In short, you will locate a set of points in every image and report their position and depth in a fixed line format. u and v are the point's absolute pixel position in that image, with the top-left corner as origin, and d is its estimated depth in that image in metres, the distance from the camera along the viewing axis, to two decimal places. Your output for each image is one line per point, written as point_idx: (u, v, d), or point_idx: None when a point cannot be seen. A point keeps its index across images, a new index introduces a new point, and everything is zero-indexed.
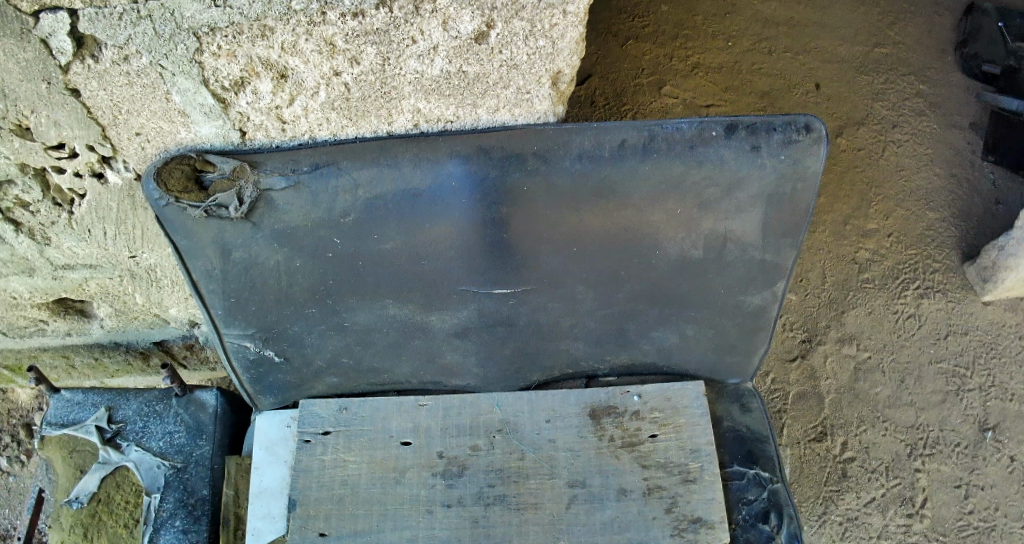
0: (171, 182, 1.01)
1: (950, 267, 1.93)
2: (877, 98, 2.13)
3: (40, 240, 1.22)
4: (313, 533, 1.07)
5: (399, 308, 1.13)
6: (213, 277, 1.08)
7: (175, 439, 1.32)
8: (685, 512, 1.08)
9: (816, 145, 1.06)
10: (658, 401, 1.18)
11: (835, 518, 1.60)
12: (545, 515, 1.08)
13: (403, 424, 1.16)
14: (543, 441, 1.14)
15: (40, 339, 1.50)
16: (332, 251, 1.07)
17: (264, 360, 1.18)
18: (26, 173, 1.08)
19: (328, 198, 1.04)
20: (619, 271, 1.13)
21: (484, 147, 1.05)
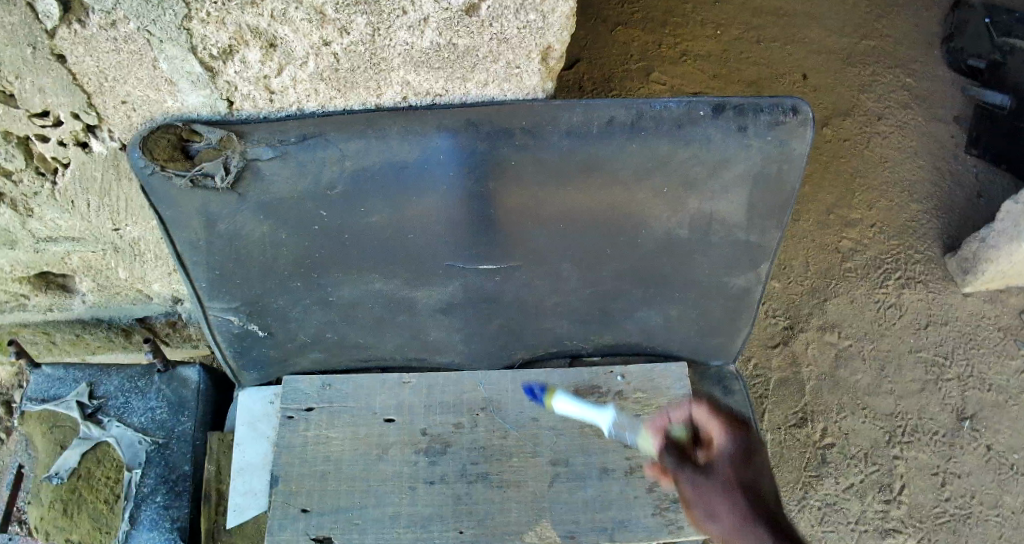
0: (157, 150, 1.01)
1: (932, 258, 1.95)
2: (864, 89, 2.16)
3: (22, 212, 1.20)
4: (295, 509, 1.07)
5: (385, 282, 1.13)
6: (198, 248, 1.07)
7: (157, 415, 1.32)
8: (667, 492, 1.09)
9: (804, 127, 1.08)
10: (641, 381, 1.19)
11: (814, 503, 1.62)
12: (528, 493, 1.08)
13: (386, 401, 1.16)
14: (526, 420, 1.14)
15: (20, 315, 1.48)
16: (318, 223, 1.07)
17: (248, 334, 1.17)
18: (9, 142, 1.06)
19: (315, 169, 1.04)
20: (604, 249, 1.14)
21: (473, 120, 1.05)
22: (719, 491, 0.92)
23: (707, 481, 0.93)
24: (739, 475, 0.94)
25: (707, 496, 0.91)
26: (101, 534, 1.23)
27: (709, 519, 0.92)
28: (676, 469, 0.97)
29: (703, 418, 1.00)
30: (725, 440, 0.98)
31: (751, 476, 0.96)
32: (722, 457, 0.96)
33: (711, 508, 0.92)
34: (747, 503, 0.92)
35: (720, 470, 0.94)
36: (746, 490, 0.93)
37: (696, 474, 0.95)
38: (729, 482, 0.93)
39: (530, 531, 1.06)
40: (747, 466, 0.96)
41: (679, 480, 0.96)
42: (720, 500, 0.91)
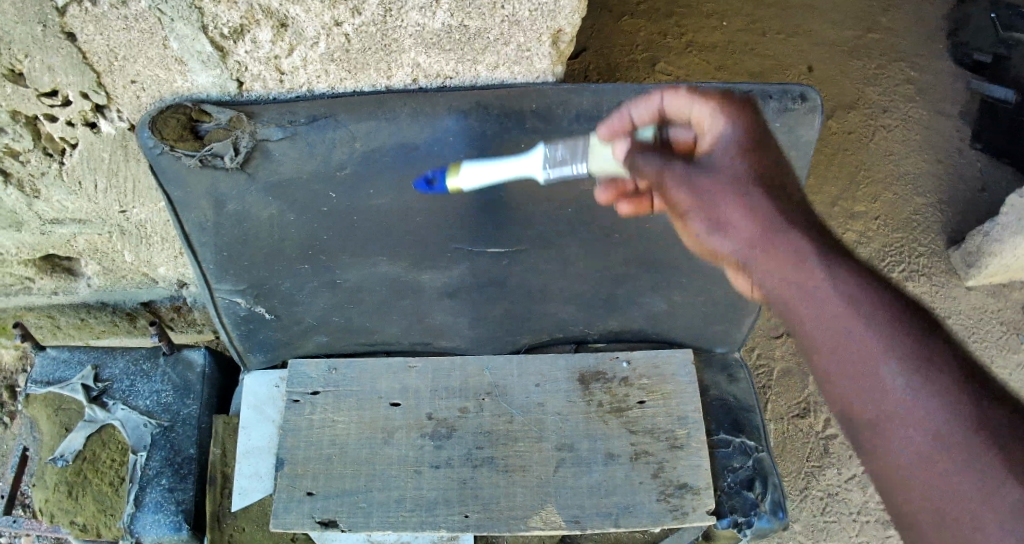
0: (166, 130, 1.03)
1: (935, 252, 1.96)
2: (869, 83, 2.16)
3: (29, 193, 1.20)
4: (300, 492, 1.07)
5: (393, 264, 1.16)
6: (206, 229, 1.09)
7: (162, 398, 1.32)
8: (671, 478, 1.09)
9: (811, 114, 1.11)
10: (646, 367, 1.17)
11: (817, 493, 1.68)
12: (533, 477, 1.08)
13: (391, 385, 1.15)
14: (531, 405, 1.13)
15: (25, 298, 1.49)
16: (326, 205, 1.11)
17: (255, 317, 1.17)
18: (17, 122, 1.06)
19: (325, 149, 1.09)
20: (612, 233, 1.18)
21: (483, 102, 1.09)
22: (719, 177, 0.77)
23: (706, 175, 0.78)
24: (746, 157, 0.79)
25: (708, 197, 0.77)
26: (106, 516, 1.24)
27: (710, 228, 0.79)
28: (660, 168, 0.82)
29: (684, 101, 0.90)
30: (723, 130, 0.83)
31: (759, 159, 0.80)
32: (721, 152, 0.81)
33: (714, 203, 0.77)
34: (766, 198, 0.75)
35: (717, 163, 0.79)
36: (769, 188, 0.78)
37: (687, 169, 0.79)
38: (743, 174, 0.77)
39: (535, 516, 1.06)
40: (752, 149, 0.80)
41: (667, 185, 0.80)
42: (730, 196, 0.76)
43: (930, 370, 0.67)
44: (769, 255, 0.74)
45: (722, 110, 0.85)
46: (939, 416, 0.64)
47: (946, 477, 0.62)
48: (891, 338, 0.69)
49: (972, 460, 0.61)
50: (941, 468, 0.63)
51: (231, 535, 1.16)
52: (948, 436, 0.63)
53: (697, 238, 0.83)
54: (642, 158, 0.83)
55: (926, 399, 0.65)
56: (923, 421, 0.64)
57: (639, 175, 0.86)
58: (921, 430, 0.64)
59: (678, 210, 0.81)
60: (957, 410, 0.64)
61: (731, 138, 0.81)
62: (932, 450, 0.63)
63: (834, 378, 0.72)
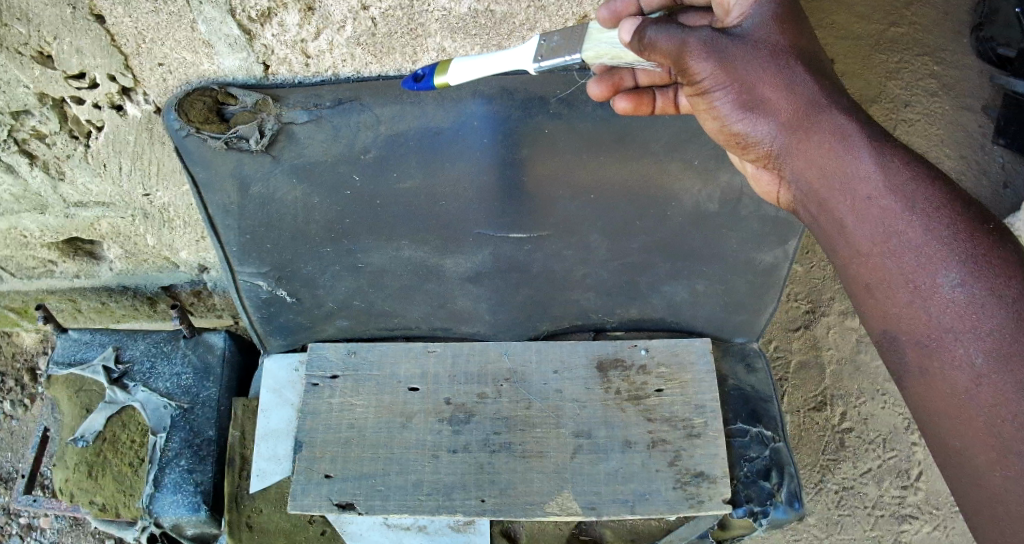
0: (193, 113, 1.11)
1: None
2: (891, 77, 2.14)
3: (54, 175, 1.22)
4: (318, 475, 1.08)
5: (415, 249, 1.18)
6: (230, 211, 1.14)
7: (182, 381, 1.33)
8: (687, 466, 1.09)
9: None
10: (665, 356, 1.17)
11: (831, 486, 1.71)
12: (550, 463, 1.08)
13: (410, 370, 1.15)
14: (549, 391, 1.13)
15: (48, 281, 1.56)
16: (351, 188, 1.16)
17: (276, 299, 1.18)
18: (45, 104, 1.07)
19: (350, 132, 1.16)
20: (633, 220, 1.20)
21: (508, 88, 1.20)
22: (751, 51, 0.77)
23: (736, 50, 0.77)
24: (779, 37, 0.78)
25: (736, 74, 0.77)
26: (124, 496, 1.26)
27: (737, 109, 0.80)
28: (682, 41, 0.78)
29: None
30: (754, 9, 0.80)
31: (791, 38, 0.79)
32: (751, 30, 0.79)
33: (746, 80, 0.77)
34: (801, 82, 0.76)
35: (748, 38, 0.78)
36: (804, 65, 0.77)
37: (716, 42, 0.77)
38: (777, 51, 0.77)
39: (551, 501, 1.06)
40: (784, 29, 0.79)
41: (690, 59, 0.78)
42: (762, 74, 0.76)
43: (979, 264, 0.65)
44: (808, 133, 0.75)
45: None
46: (988, 310, 0.63)
47: (992, 374, 0.62)
48: (936, 228, 0.67)
49: (1019, 356, 0.61)
50: (986, 364, 0.63)
51: (249, 517, 1.17)
52: (994, 336, 0.62)
53: (725, 120, 0.83)
54: (654, 31, 0.79)
55: (972, 292, 0.64)
56: (971, 318, 0.64)
57: (651, 54, 0.81)
58: (969, 328, 0.64)
59: (705, 90, 0.81)
60: (1005, 303, 0.63)
61: (763, 16, 0.79)
62: (978, 347, 0.63)
63: (873, 268, 0.71)
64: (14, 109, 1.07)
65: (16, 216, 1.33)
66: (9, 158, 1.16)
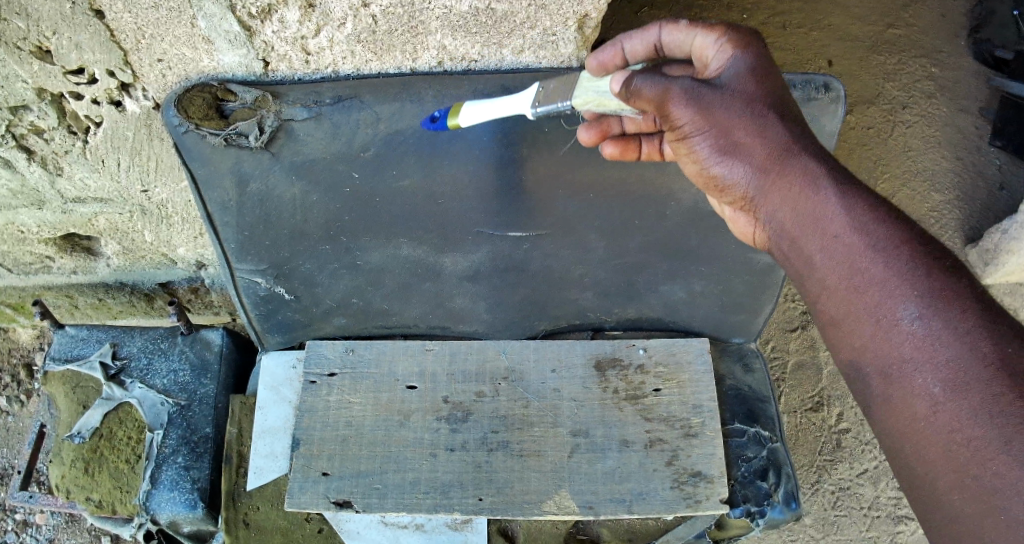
0: (192, 109, 1.09)
1: (952, 249, 1.98)
2: (889, 78, 2.14)
3: (52, 171, 1.21)
4: (316, 473, 1.08)
5: (414, 247, 1.18)
6: (229, 209, 1.14)
7: (180, 377, 1.33)
8: (684, 466, 1.09)
9: (833, 104, 1.16)
10: (663, 355, 1.17)
11: (828, 487, 1.71)
12: (548, 462, 1.08)
13: (408, 368, 1.15)
14: (547, 390, 1.13)
15: (44, 277, 1.56)
16: (350, 186, 1.15)
17: (274, 297, 1.19)
18: (43, 99, 1.07)
19: (349, 131, 1.13)
20: (632, 220, 1.20)
21: (509, 85, 1.12)
22: (730, 100, 0.81)
23: (716, 98, 0.81)
24: (756, 87, 0.83)
25: (717, 121, 0.81)
26: (122, 492, 1.25)
27: (718, 153, 0.84)
28: (664, 89, 0.82)
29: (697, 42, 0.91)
30: (732, 63, 0.85)
31: (768, 89, 0.83)
32: (730, 80, 0.83)
33: (726, 127, 0.81)
34: (777, 130, 0.81)
35: (727, 87, 0.83)
36: (779, 115, 0.82)
37: (697, 89, 0.81)
38: (754, 101, 0.81)
39: (549, 500, 1.06)
40: (761, 81, 0.84)
41: (671, 105, 0.82)
42: (740, 122, 0.81)
43: (937, 298, 0.70)
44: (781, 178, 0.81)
45: (730, 42, 0.87)
46: (944, 341, 0.68)
47: (948, 402, 0.67)
48: (898, 266, 0.73)
49: (974, 384, 0.66)
50: (942, 392, 0.67)
51: (246, 515, 1.16)
52: (950, 365, 0.67)
53: (705, 163, 0.87)
54: (640, 81, 0.83)
55: (930, 324, 0.70)
56: (930, 348, 0.69)
57: (635, 101, 0.85)
58: (928, 359, 0.69)
59: (684, 134, 0.85)
60: (959, 335, 0.68)
61: (740, 69, 0.84)
62: (936, 377, 0.68)
63: (843, 304, 0.77)
64: (12, 104, 1.06)
65: (13, 212, 1.32)
66: (7, 153, 1.16)
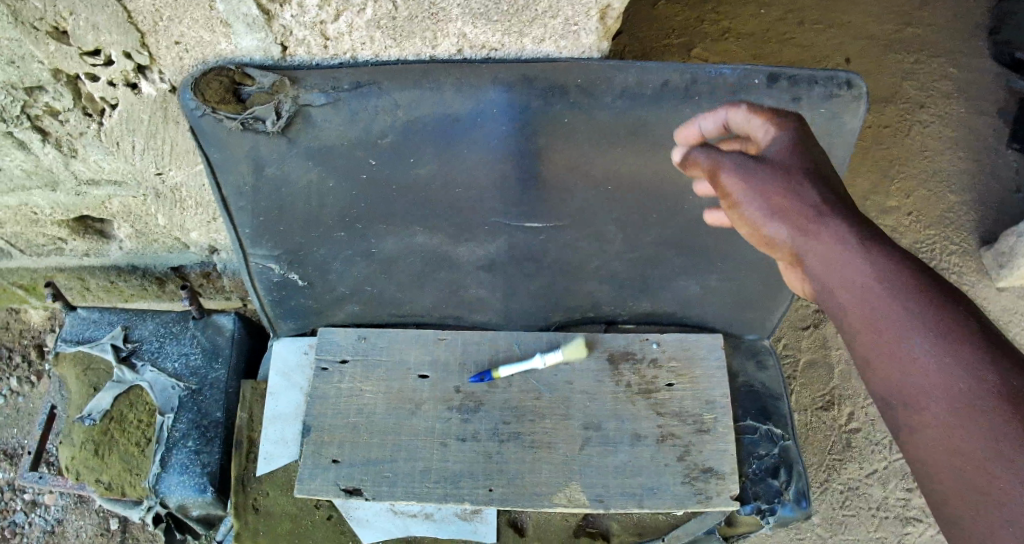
0: (208, 93, 1.05)
1: (967, 250, 1.96)
2: (907, 77, 2.12)
3: (66, 153, 1.21)
4: (326, 460, 1.08)
5: (429, 235, 1.19)
6: (244, 194, 1.13)
7: (191, 361, 1.33)
8: (696, 462, 1.08)
9: (857, 102, 1.15)
10: (676, 350, 1.17)
11: (836, 486, 1.71)
12: (559, 455, 1.08)
13: (420, 357, 1.15)
14: (560, 382, 1.13)
15: (58, 259, 1.57)
16: (365, 173, 1.14)
17: (287, 283, 1.20)
18: (58, 80, 1.06)
19: (367, 117, 1.11)
20: (648, 214, 1.19)
21: (529, 75, 1.11)
22: (771, 169, 0.79)
23: (760, 165, 0.80)
24: (799, 156, 0.81)
25: (759, 184, 0.78)
26: (131, 475, 1.25)
27: (766, 215, 0.78)
28: (715, 161, 0.84)
29: (741, 120, 0.91)
30: (774, 138, 0.85)
31: (812, 158, 0.82)
32: (773, 152, 0.83)
33: (767, 190, 0.78)
34: (815, 192, 0.77)
35: (771, 157, 0.81)
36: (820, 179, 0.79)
37: (743, 158, 0.81)
38: (796, 171, 0.79)
39: (559, 493, 1.05)
40: (805, 152, 0.82)
41: (721, 173, 0.82)
42: (780, 184, 0.78)
43: (950, 333, 0.67)
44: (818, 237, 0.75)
45: (774, 119, 0.87)
46: (957, 373, 0.65)
47: (959, 430, 0.64)
48: (915, 306, 0.69)
49: (985, 413, 0.62)
50: (952, 421, 0.64)
51: (255, 500, 1.16)
52: (961, 396, 0.64)
53: (750, 227, 0.81)
54: (696, 151, 0.87)
55: (943, 356, 0.66)
56: (942, 379, 0.66)
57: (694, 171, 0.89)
58: (941, 390, 0.65)
59: (730, 200, 0.82)
60: (971, 366, 0.65)
61: (783, 143, 0.83)
62: (947, 407, 0.65)
63: (861, 346, 0.73)
64: (27, 85, 1.06)
65: (27, 193, 1.32)
66: (22, 134, 1.16)
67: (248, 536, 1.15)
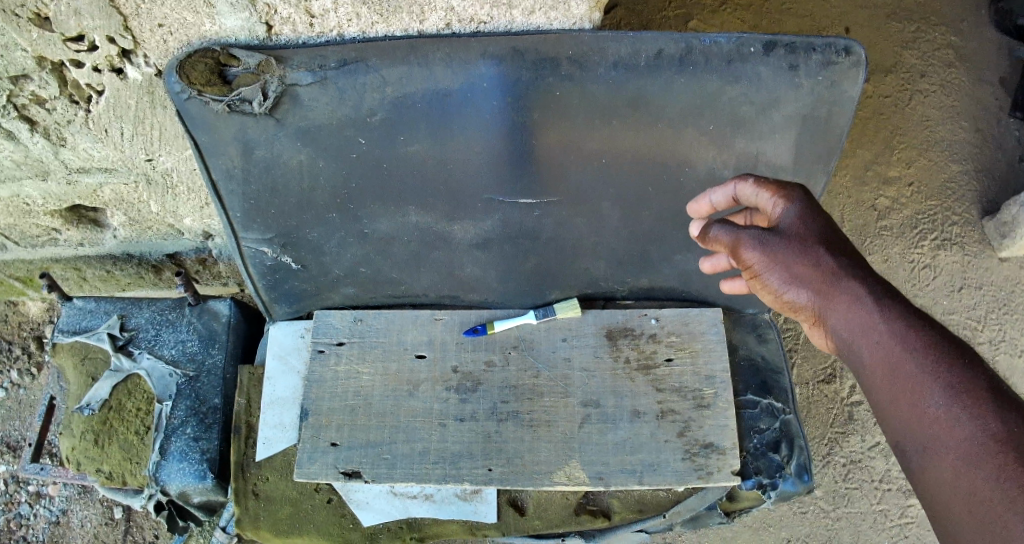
0: (194, 74, 1.03)
1: (969, 221, 1.94)
2: (907, 47, 2.09)
3: (55, 141, 1.20)
4: (325, 443, 1.07)
5: (423, 214, 1.17)
6: (234, 176, 1.12)
7: (187, 348, 1.33)
8: (697, 437, 1.07)
9: (855, 69, 1.13)
10: (675, 325, 1.16)
11: (839, 459, 1.74)
12: (558, 433, 1.07)
13: (417, 338, 1.15)
14: (558, 360, 1.12)
15: (52, 250, 1.57)
16: (356, 151, 1.13)
17: (281, 267, 1.20)
18: (43, 68, 1.04)
19: (355, 96, 1.10)
20: (645, 188, 1.18)
21: (519, 48, 1.10)
22: (789, 240, 0.79)
23: (779, 238, 0.80)
24: (814, 225, 0.80)
25: (780, 256, 0.79)
26: (131, 463, 1.25)
27: (787, 282, 0.79)
28: (734, 236, 0.83)
29: (749, 194, 0.88)
30: (784, 207, 0.83)
31: (827, 226, 0.81)
32: (787, 222, 0.81)
33: (787, 261, 0.79)
34: (833, 258, 0.78)
35: (786, 227, 0.81)
36: (835, 244, 0.79)
37: (762, 232, 0.81)
38: (812, 239, 0.79)
39: (559, 471, 1.05)
40: (820, 221, 0.81)
41: (742, 249, 0.82)
42: (798, 253, 0.78)
43: (960, 383, 0.67)
44: (836, 301, 0.77)
45: (783, 188, 0.85)
46: (965, 418, 0.65)
47: (966, 471, 0.63)
48: (927, 360, 0.69)
49: (990, 456, 0.62)
50: (960, 463, 0.64)
51: (255, 485, 1.15)
52: (968, 439, 0.64)
53: (775, 294, 0.82)
54: (716, 229, 0.85)
55: (951, 402, 0.66)
56: (950, 424, 0.66)
57: (713, 246, 0.87)
58: (950, 434, 0.65)
59: (752, 272, 0.83)
60: (979, 412, 0.65)
61: (795, 212, 0.82)
62: (955, 451, 0.64)
63: (880, 398, 0.73)
64: (12, 74, 1.04)
65: (18, 184, 1.31)
66: (8, 124, 1.14)
67: (248, 521, 1.14)
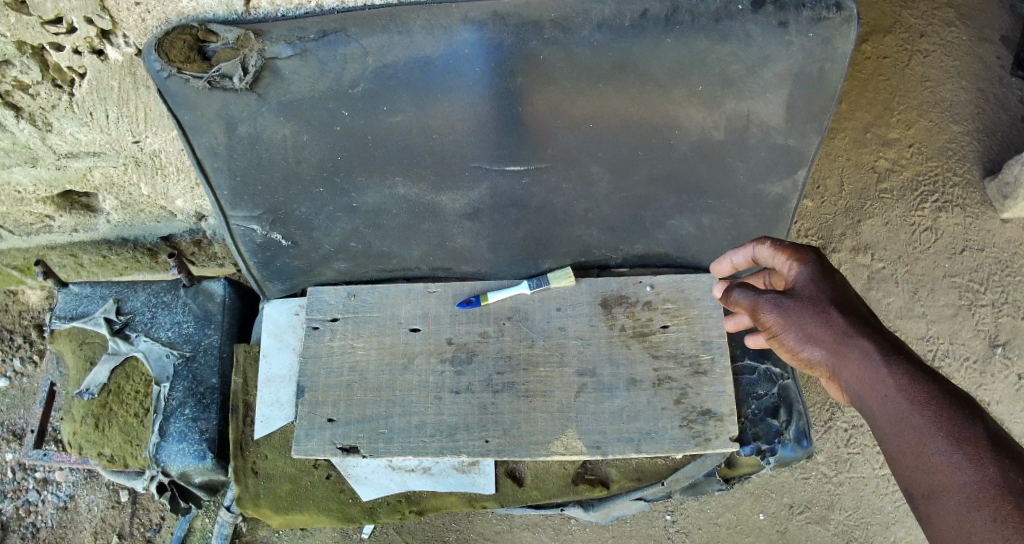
0: (172, 51, 1.01)
1: (971, 182, 1.91)
2: (907, 6, 2.04)
3: (41, 127, 1.19)
4: (321, 420, 1.07)
5: (410, 186, 1.17)
6: (218, 154, 1.11)
7: (184, 329, 1.33)
8: (694, 404, 1.06)
9: (846, 25, 1.09)
10: (671, 292, 1.14)
11: (840, 424, 1.76)
12: (554, 403, 1.06)
13: (412, 311, 1.14)
14: (553, 329, 1.11)
15: (48, 237, 1.58)
16: (339, 124, 1.12)
17: (271, 244, 1.20)
18: (23, 53, 1.02)
19: (337, 66, 1.08)
20: (636, 151, 1.17)
21: (501, 12, 1.07)
22: (804, 306, 0.80)
23: (794, 300, 0.81)
24: (828, 288, 0.81)
25: (796, 318, 0.79)
26: (132, 446, 1.25)
27: (801, 343, 0.80)
28: (753, 299, 0.85)
29: (767, 256, 0.91)
30: (799, 270, 0.85)
31: (840, 290, 0.81)
32: (801, 283, 0.82)
33: (801, 325, 0.79)
34: (846, 319, 0.78)
35: (801, 289, 0.82)
36: (846, 305, 0.79)
37: (778, 295, 0.82)
38: (825, 302, 0.79)
39: (555, 441, 1.05)
40: (834, 283, 0.82)
41: (760, 312, 0.83)
42: (810, 317, 0.79)
43: (962, 432, 0.68)
44: (847, 359, 0.76)
45: (797, 252, 0.86)
46: (965, 465, 0.66)
47: (967, 514, 0.64)
48: (930, 411, 0.69)
49: (987, 501, 0.63)
50: (961, 507, 0.65)
51: (254, 463, 1.16)
52: (968, 486, 0.65)
53: (792, 353, 0.83)
54: (735, 293, 0.87)
55: (953, 450, 0.67)
56: (951, 471, 0.66)
57: (734, 308, 0.89)
58: (950, 479, 0.66)
59: (770, 332, 0.84)
60: (978, 459, 0.66)
61: (810, 274, 0.83)
62: (956, 495, 0.65)
63: (887, 446, 0.73)
64: None
65: (8, 171, 1.31)
66: None
67: (249, 499, 1.15)
